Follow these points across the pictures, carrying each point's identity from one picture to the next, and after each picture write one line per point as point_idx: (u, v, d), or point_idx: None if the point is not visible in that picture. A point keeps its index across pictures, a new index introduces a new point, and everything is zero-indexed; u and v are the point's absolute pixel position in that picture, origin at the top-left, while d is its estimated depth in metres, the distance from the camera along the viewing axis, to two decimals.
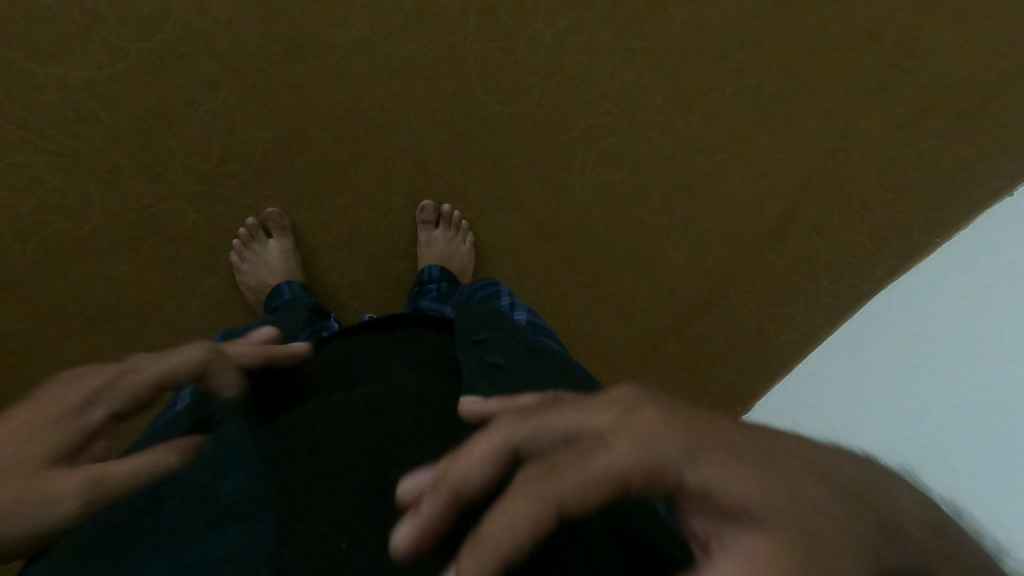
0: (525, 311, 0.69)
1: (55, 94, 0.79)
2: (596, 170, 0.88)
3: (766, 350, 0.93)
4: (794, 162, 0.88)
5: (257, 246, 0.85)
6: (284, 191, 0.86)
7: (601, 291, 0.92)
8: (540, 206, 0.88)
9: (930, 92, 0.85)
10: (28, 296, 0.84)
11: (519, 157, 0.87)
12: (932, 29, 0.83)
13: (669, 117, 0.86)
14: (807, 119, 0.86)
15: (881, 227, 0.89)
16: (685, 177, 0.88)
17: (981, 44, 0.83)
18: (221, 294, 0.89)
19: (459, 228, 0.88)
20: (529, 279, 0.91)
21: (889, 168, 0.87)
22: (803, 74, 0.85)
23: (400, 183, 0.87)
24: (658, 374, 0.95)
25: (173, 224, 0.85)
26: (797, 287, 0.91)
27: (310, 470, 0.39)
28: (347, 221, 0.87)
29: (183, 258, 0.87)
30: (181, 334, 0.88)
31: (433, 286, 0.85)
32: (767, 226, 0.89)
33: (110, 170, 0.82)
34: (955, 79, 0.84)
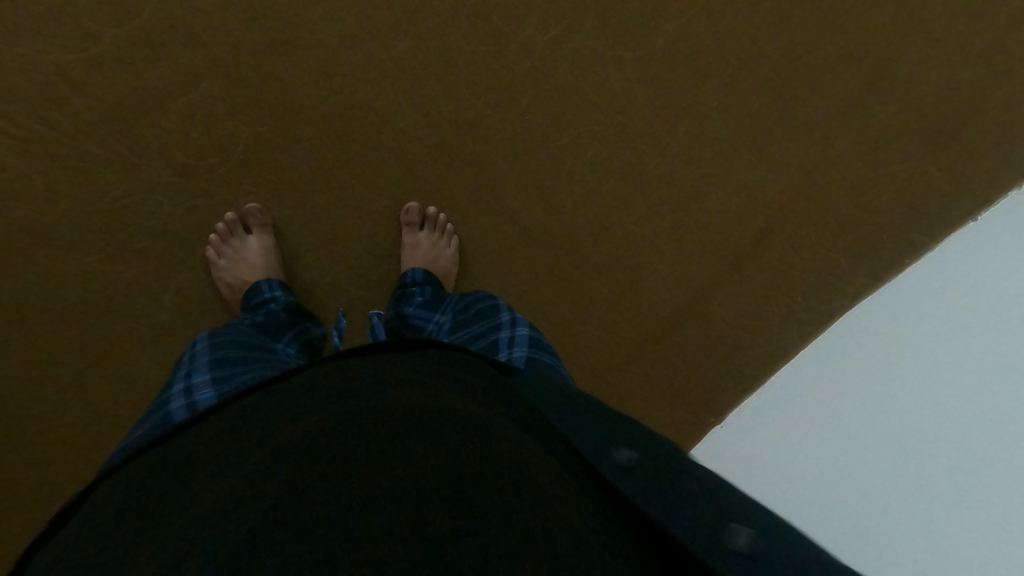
0: (526, 327, 0.70)
1: (26, 77, 0.77)
2: (582, 180, 0.88)
3: (742, 365, 0.94)
4: (774, 179, 0.89)
5: (236, 243, 0.83)
6: (266, 186, 0.84)
7: (583, 300, 0.91)
8: (525, 214, 0.88)
9: (906, 117, 0.87)
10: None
11: (506, 161, 0.86)
12: (909, 55, 0.86)
13: (654, 129, 0.87)
14: (788, 138, 0.88)
15: (855, 247, 0.91)
16: (667, 190, 0.89)
17: (955, 72, 0.86)
18: (195, 291, 0.86)
19: (445, 231, 0.87)
20: (511, 286, 0.90)
21: (867, 188, 0.89)
22: (784, 94, 0.87)
23: (384, 185, 0.86)
24: (639, 386, 0.94)
25: (146, 217, 0.83)
26: (774, 302, 0.92)
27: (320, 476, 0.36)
28: (330, 220, 0.85)
29: (155, 252, 0.84)
30: (152, 330, 0.86)
31: (417, 290, 0.84)
32: (748, 240, 0.91)
33: (81, 159, 0.80)
34: (930, 105, 0.87)
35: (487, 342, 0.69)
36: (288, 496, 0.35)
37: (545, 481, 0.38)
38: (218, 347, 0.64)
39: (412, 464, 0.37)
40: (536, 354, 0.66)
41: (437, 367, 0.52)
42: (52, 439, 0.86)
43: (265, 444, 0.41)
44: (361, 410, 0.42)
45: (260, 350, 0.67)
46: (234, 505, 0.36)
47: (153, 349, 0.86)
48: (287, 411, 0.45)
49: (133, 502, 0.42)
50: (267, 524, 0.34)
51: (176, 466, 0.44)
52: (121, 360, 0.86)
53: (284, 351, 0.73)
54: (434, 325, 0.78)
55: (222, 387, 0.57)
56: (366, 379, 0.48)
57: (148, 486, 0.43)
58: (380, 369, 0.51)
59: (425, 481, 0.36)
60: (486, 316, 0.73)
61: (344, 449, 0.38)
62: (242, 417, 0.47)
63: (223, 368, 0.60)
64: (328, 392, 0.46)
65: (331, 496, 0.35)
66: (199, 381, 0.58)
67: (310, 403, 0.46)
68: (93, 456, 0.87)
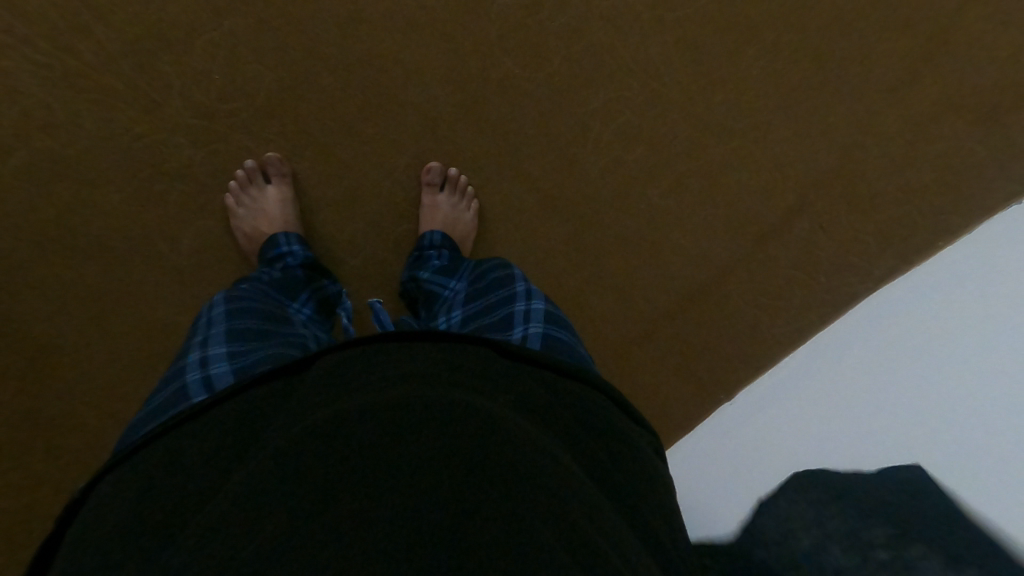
0: (542, 300, 0.69)
1: (48, 4, 0.75)
2: (609, 144, 0.85)
3: (754, 340, 0.91)
4: (810, 154, 0.86)
5: (255, 192, 0.82)
6: (286, 135, 0.82)
7: (599, 270, 0.90)
8: (548, 177, 0.85)
9: (953, 88, 0.82)
10: (8, 213, 0.81)
11: (530, 125, 0.83)
12: (965, 23, 0.80)
13: (690, 95, 0.83)
14: (829, 110, 0.84)
15: (887, 229, 0.87)
16: (697, 158, 0.86)
17: (1011, 43, 0.80)
18: (214, 238, 0.85)
19: (464, 194, 0.85)
20: (530, 252, 0.88)
21: (905, 174, 0.85)
22: (830, 63, 0.82)
23: (408, 141, 0.83)
24: (652, 361, 0.93)
25: (167, 158, 0.82)
26: (796, 281, 0.89)
27: (324, 484, 0.40)
28: (349, 175, 0.84)
29: (176, 194, 0.83)
30: (170, 274, 0.85)
31: (434, 254, 0.83)
32: (774, 215, 0.88)
33: (102, 92, 0.79)
34: (981, 79, 0.81)
35: (501, 315, 0.69)
36: (275, 523, 0.38)
37: (528, 510, 0.39)
38: (233, 316, 0.67)
39: (399, 491, 0.38)
40: (550, 331, 0.66)
41: (438, 360, 0.53)
42: (66, 374, 0.86)
43: (277, 441, 0.45)
44: (356, 414, 0.44)
45: (273, 317, 0.69)
46: (227, 525, 0.39)
47: (170, 293, 0.86)
48: (297, 413, 0.48)
49: (148, 501, 0.46)
50: (275, 531, 0.37)
51: (187, 474, 0.47)
52: (139, 303, 0.86)
53: (299, 311, 0.74)
54: (448, 292, 0.77)
55: (236, 363, 0.60)
56: (364, 377, 0.51)
57: (168, 503, 0.45)
58: (381, 364, 0.52)
59: (408, 511, 0.37)
60: (500, 286, 0.72)
61: (333, 477, 0.40)
62: (253, 432, 0.50)
63: (237, 341, 0.64)
64: (332, 391, 0.49)
65: (311, 525, 0.37)
66: (213, 354, 0.61)
67: (313, 412, 0.47)
68: (109, 397, 0.87)
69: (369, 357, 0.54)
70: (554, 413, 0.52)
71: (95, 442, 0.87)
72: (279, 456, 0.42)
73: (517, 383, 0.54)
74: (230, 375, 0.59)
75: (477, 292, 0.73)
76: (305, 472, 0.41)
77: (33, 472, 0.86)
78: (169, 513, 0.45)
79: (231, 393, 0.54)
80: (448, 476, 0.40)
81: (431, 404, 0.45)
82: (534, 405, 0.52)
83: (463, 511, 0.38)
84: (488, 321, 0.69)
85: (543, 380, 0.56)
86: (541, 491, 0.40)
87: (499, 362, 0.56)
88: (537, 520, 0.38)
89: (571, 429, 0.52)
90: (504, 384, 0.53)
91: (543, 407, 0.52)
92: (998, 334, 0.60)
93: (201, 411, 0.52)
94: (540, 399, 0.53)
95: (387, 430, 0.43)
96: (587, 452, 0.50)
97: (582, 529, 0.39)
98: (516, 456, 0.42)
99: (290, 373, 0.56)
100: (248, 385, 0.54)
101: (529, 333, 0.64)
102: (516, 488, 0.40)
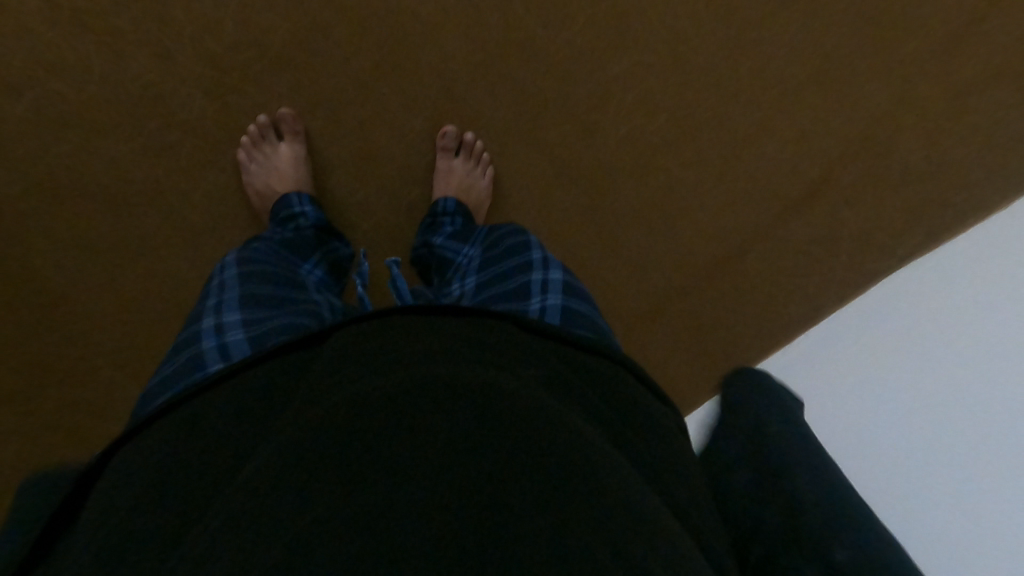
0: (560, 271, 0.66)
1: None
2: (630, 112, 0.82)
3: (771, 322, 0.89)
4: (838, 128, 0.83)
5: (267, 149, 0.80)
6: (300, 91, 0.80)
7: (616, 244, 0.87)
8: (565, 145, 0.83)
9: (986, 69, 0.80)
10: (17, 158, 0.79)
11: (549, 90, 0.81)
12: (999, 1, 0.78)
13: (716, 63, 0.81)
14: (860, 83, 0.81)
15: (914, 212, 0.84)
16: (721, 129, 0.83)
17: None
18: (224, 193, 0.83)
19: (480, 160, 0.83)
20: (544, 222, 0.86)
21: (935, 161, 0.82)
22: (861, 34, 0.80)
23: (424, 101, 0.81)
24: (664, 340, 0.90)
25: (177, 107, 0.79)
26: (816, 263, 0.86)
27: (354, 477, 0.33)
28: (363, 134, 0.82)
29: (187, 147, 0.81)
30: (180, 229, 0.84)
31: (447, 220, 0.82)
32: (798, 190, 0.85)
33: (112, 37, 0.77)
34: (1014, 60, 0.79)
35: (518, 284, 0.66)
36: (284, 508, 0.32)
37: (566, 495, 0.33)
38: (247, 280, 0.65)
39: (446, 488, 0.32)
40: (569, 302, 0.63)
41: (470, 337, 0.47)
42: (78, 330, 0.85)
43: (295, 422, 0.39)
44: (382, 396, 0.38)
45: (288, 283, 0.68)
46: (229, 519, 0.33)
47: (179, 249, 0.84)
48: (316, 390, 0.42)
49: (137, 482, 0.39)
50: (301, 532, 0.31)
51: (181, 454, 0.41)
52: (148, 258, 0.84)
53: (311, 273, 0.73)
54: (462, 259, 0.76)
55: (251, 331, 0.59)
56: (391, 351, 0.45)
57: (167, 483, 0.39)
58: (408, 337, 0.47)
59: (432, 492, 0.32)
60: (517, 254, 0.70)
61: (349, 451, 0.34)
62: (261, 405, 0.44)
63: (252, 308, 0.62)
64: (355, 366, 0.43)
65: (345, 527, 0.30)
66: (229, 321, 0.60)
67: (334, 391, 0.41)
68: (119, 352, 0.87)
69: (396, 330, 0.48)
70: (603, 399, 0.46)
71: (105, 397, 0.87)
72: (298, 444, 0.36)
73: (554, 364, 0.48)
74: (246, 343, 0.58)
75: (492, 260, 0.72)
76: (330, 464, 0.34)
77: (46, 422, 0.86)
78: (159, 501, 0.38)
79: (245, 362, 0.47)
80: (500, 475, 0.34)
81: (470, 388, 0.39)
82: (579, 389, 0.46)
83: (523, 515, 0.32)
84: (504, 289, 0.67)
85: (585, 361, 0.50)
86: (608, 492, 0.35)
87: (528, 336, 0.51)
88: (609, 527, 0.33)
89: (624, 418, 0.45)
90: (531, 356, 0.48)
91: (588, 391, 0.46)
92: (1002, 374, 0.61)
93: (211, 383, 0.46)
94: (585, 383, 0.47)
95: (420, 416, 0.36)
96: (645, 441, 0.44)
97: (655, 533, 0.34)
98: (573, 449, 0.36)
99: (304, 345, 0.49)
100: (262, 356, 0.48)
101: (548, 305, 0.62)
102: (579, 486, 0.34)
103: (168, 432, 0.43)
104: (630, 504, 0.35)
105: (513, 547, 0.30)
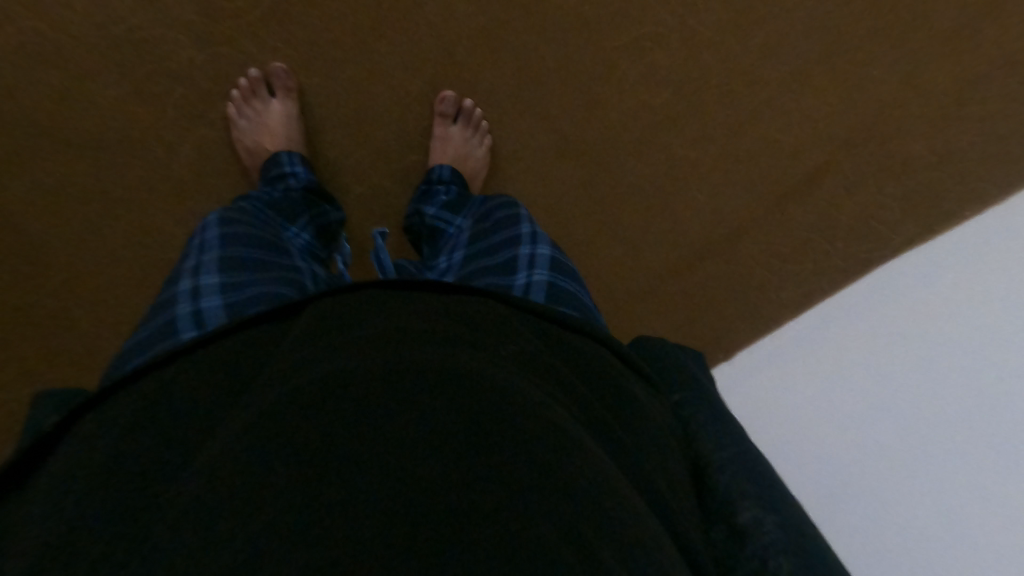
0: (549, 246, 0.65)
1: None
2: (632, 85, 0.80)
3: (760, 311, 0.87)
4: (843, 113, 0.81)
5: (258, 105, 0.78)
6: (296, 46, 0.77)
7: (610, 221, 0.85)
8: (563, 117, 0.81)
9: (996, 61, 0.78)
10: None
11: (551, 59, 0.79)
12: None
13: (721, 40, 0.79)
14: (866, 68, 0.80)
15: (913, 204, 0.82)
16: (723, 108, 0.81)
17: None
18: (212, 149, 0.80)
19: (478, 129, 0.82)
20: (539, 196, 0.84)
21: (943, 154, 0.80)
22: (869, 18, 0.78)
23: (422, 64, 0.79)
24: (655, 321, 0.89)
25: (165, 53, 0.76)
26: (808, 247, 0.85)
27: (317, 453, 0.31)
28: (359, 95, 0.79)
29: (174, 96, 0.78)
30: (164, 182, 0.80)
31: (442, 189, 0.80)
32: (797, 173, 0.83)
33: None
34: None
35: (505, 259, 0.65)
36: (245, 494, 0.30)
37: (542, 486, 0.31)
38: (227, 244, 0.63)
39: (411, 463, 0.30)
40: (556, 280, 0.61)
41: (448, 309, 0.45)
42: (55, 281, 0.82)
43: (265, 394, 0.37)
44: (351, 372, 0.36)
45: (270, 248, 0.66)
46: (182, 512, 0.30)
47: (162, 204, 0.81)
48: (284, 362, 0.40)
49: (95, 454, 0.36)
50: (263, 513, 0.29)
51: (145, 424, 0.38)
52: (129, 210, 0.81)
53: (296, 238, 0.72)
54: (452, 230, 0.74)
55: (230, 299, 0.57)
56: (362, 323, 0.42)
57: (127, 453, 0.36)
58: (384, 309, 0.44)
59: (401, 480, 0.30)
60: (506, 227, 0.68)
61: (319, 440, 0.32)
62: (235, 380, 0.41)
63: (232, 273, 0.60)
64: (325, 337, 0.41)
65: (310, 503, 0.29)
66: (207, 287, 0.58)
67: (305, 363, 0.39)
68: (94, 306, 0.83)
69: (370, 302, 0.45)
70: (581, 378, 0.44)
71: (81, 355, 0.84)
72: (262, 417, 0.34)
73: (531, 340, 0.45)
74: (224, 311, 0.56)
75: (482, 232, 0.70)
76: (293, 441, 0.32)
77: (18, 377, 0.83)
78: (125, 476, 0.35)
79: (213, 335, 0.44)
80: (464, 448, 0.32)
81: (439, 366, 0.37)
82: (561, 366, 0.44)
83: (490, 489, 0.30)
84: (491, 263, 0.65)
85: (564, 338, 0.48)
86: (581, 467, 0.33)
87: (511, 314, 0.47)
88: (580, 505, 0.31)
89: (608, 396, 0.43)
90: (514, 336, 0.45)
91: (567, 368, 0.44)
92: (998, 409, 0.61)
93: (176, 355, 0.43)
94: (563, 361, 0.45)
95: (389, 394, 0.34)
96: (629, 419, 0.42)
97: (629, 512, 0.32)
98: (546, 426, 0.34)
99: (281, 317, 0.46)
100: (234, 327, 0.44)
101: (533, 282, 0.60)
102: (553, 459, 0.32)
103: (132, 399, 0.40)
104: (614, 495, 0.32)
105: (483, 530, 0.28)
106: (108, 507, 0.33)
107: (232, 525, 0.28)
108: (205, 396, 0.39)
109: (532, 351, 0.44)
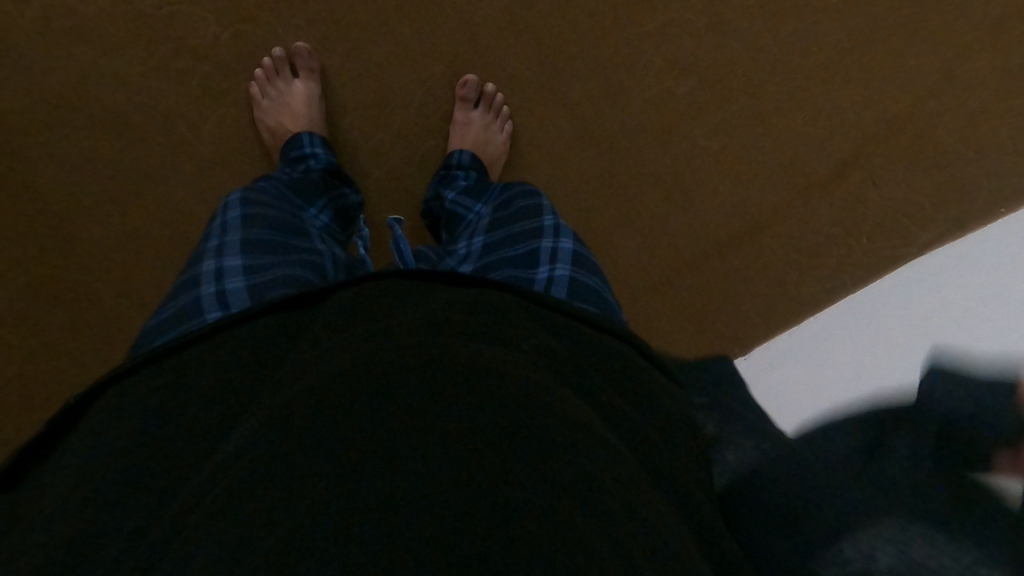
0: (571, 239, 0.64)
1: None
2: (660, 73, 0.79)
3: (780, 305, 0.86)
4: (876, 106, 0.79)
5: (280, 85, 0.78)
6: (320, 27, 0.77)
7: (633, 210, 0.84)
8: (588, 104, 0.80)
9: None
10: (22, 69, 0.77)
11: (577, 45, 0.78)
12: None
13: (753, 28, 0.77)
14: (902, 60, 0.77)
15: (943, 200, 0.80)
16: (752, 98, 0.80)
17: None
18: (234, 127, 0.81)
19: (500, 114, 0.81)
20: (561, 183, 0.84)
21: (976, 150, 0.78)
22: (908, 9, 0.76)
23: (447, 48, 0.78)
24: (672, 314, 0.88)
25: (190, 31, 0.76)
26: (833, 242, 0.83)
27: (318, 448, 0.30)
28: (382, 77, 0.79)
29: (198, 74, 0.78)
30: (187, 159, 0.81)
31: (461, 174, 0.80)
32: (826, 166, 0.81)
33: None
34: None
35: (527, 248, 0.64)
36: (246, 492, 0.29)
37: (565, 477, 0.30)
38: (249, 225, 0.63)
39: (416, 454, 0.29)
40: (577, 275, 0.60)
41: (466, 302, 0.45)
42: (81, 254, 0.83)
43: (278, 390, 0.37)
44: (358, 366, 0.35)
45: (291, 230, 0.66)
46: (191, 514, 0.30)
47: (186, 181, 0.82)
48: (296, 356, 0.40)
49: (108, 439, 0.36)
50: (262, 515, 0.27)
51: (162, 410, 0.38)
52: (153, 186, 0.82)
53: (316, 219, 0.72)
54: (472, 217, 0.74)
55: (252, 281, 0.57)
56: (377, 317, 0.42)
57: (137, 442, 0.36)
58: (399, 304, 0.44)
59: (402, 476, 0.28)
60: (528, 217, 0.68)
61: (339, 424, 0.31)
62: (256, 368, 0.40)
63: (254, 255, 0.60)
64: (340, 331, 0.41)
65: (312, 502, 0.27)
66: (230, 268, 0.58)
67: (317, 359, 0.38)
68: (119, 279, 0.84)
69: (388, 294, 0.45)
70: (601, 372, 0.43)
71: (109, 329, 0.85)
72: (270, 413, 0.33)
73: (547, 334, 0.44)
74: (245, 293, 0.56)
75: (503, 221, 0.70)
76: (295, 435, 0.31)
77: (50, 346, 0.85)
78: (137, 466, 0.35)
79: (229, 323, 0.44)
80: (473, 440, 0.30)
81: (449, 359, 0.36)
82: (577, 359, 0.43)
83: (502, 483, 0.29)
84: (512, 253, 0.65)
85: (582, 333, 0.46)
86: (596, 462, 0.31)
87: (529, 309, 0.47)
88: (597, 500, 0.29)
89: (629, 392, 0.42)
90: (528, 328, 0.44)
91: (585, 363, 0.43)
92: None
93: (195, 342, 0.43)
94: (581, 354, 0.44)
95: (397, 385, 0.33)
96: (648, 413, 0.40)
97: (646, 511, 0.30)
98: (559, 419, 0.33)
99: (299, 305, 0.46)
100: (252, 313, 0.45)
101: (554, 275, 0.60)
102: (565, 450, 0.31)
103: (149, 385, 0.40)
104: (641, 491, 0.32)
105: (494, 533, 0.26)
106: (120, 501, 0.33)
107: (232, 524, 0.27)
108: (216, 385, 0.39)
109: (548, 345, 0.43)
